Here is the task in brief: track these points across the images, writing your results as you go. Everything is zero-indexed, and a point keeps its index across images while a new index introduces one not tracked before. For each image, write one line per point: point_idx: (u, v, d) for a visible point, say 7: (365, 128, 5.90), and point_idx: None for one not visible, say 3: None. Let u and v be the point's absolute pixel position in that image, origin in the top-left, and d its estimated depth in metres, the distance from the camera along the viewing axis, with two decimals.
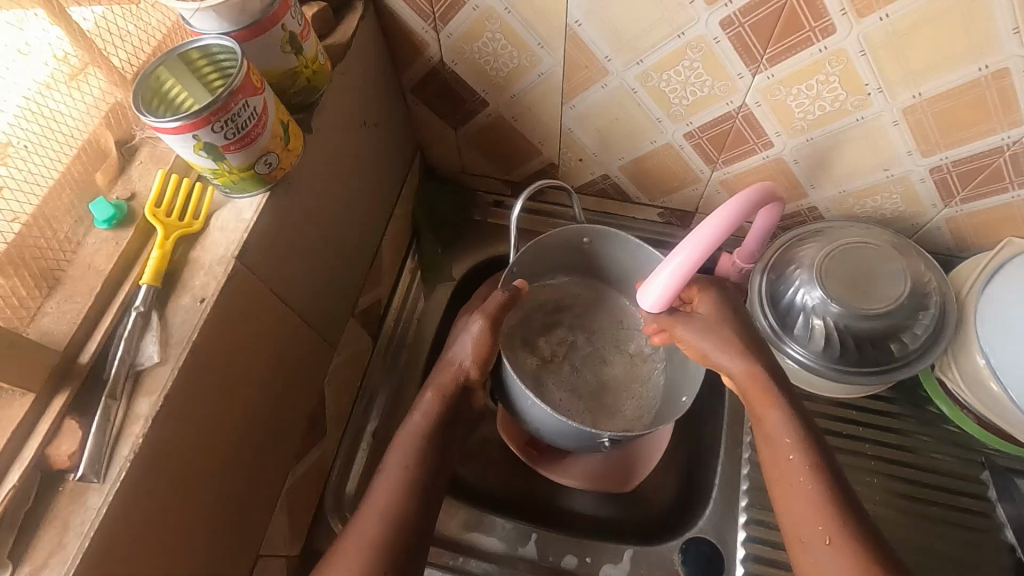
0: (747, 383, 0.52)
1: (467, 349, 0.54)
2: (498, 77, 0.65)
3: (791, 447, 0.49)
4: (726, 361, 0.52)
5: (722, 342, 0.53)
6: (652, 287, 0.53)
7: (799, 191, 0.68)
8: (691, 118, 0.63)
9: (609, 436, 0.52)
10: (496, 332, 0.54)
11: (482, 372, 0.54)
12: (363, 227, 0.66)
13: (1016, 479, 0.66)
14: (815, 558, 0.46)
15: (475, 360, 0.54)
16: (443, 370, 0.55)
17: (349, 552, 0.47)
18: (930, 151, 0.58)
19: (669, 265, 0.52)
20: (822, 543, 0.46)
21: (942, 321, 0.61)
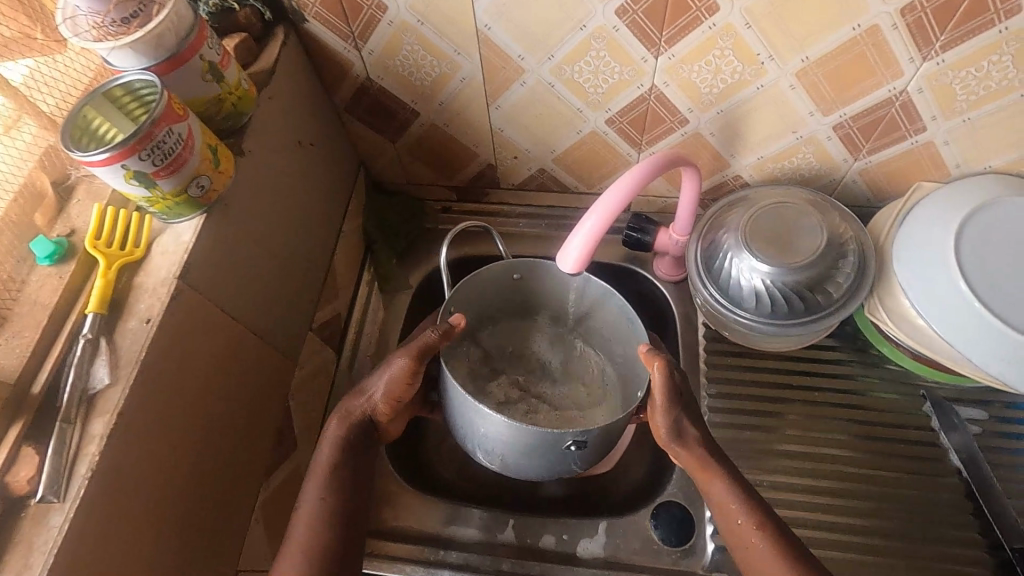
0: (691, 462, 0.57)
1: (381, 383, 0.56)
2: (423, 87, 0.68)
3: (739, 512, 0.54)
4: (719, 491, 0.55)
5: (725, 481, 0.55)
6: (569, 249, 0.55)
7: (722, 162, 0.72)
8: (609, 104, 0.67)
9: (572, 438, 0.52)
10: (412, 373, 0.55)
11: (388, 407, 0.56)
12: (311, 244, 0.69)
13: (955, 406, 0.70)
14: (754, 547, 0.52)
15: (385, 394, 0.56)
16: (354, 401, 0.57)
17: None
18: (829, 109, 0.63)
19: (579, 232, 0.55)
20: (744, 526, 0.53)
21: (862, 267, 0.65)
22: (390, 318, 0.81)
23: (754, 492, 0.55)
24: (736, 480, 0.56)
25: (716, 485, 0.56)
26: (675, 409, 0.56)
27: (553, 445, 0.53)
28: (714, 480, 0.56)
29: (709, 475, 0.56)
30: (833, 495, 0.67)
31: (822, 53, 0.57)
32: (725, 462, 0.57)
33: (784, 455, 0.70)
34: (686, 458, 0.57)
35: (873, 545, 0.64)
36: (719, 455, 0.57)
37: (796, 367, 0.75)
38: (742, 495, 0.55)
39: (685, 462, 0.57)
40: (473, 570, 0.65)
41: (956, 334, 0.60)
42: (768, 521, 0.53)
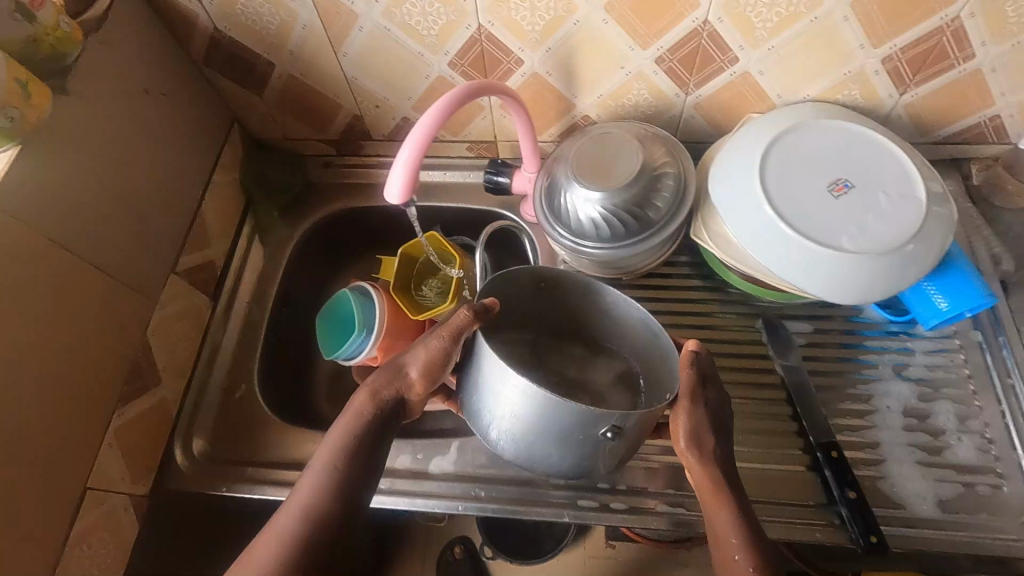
0: (703, 481, 0.56)
1: (416, 366, 0.54)
2: (270, 36, 0.71)
3: (737, 546, 0.53)
4: (719, 523, 0.54)
5: (733, 517, 0.54)
6: (394, 172, 0.56)
7: (567, 102, 0.76)
8: (446, 47, 0.70)
9: (609, 426, 0.49)
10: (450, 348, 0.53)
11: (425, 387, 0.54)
12: (170, 191, 0.72)
13: (784, 322, 0.75)
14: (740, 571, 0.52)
15: (420, 375, 0.54)
16: (387, 373, 0.55)
17: (255, 557, 0.47)
18: (645, 43, 0.67)
19: (402, 155, 0.56)
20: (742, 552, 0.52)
21: (682, 191, 0.69)
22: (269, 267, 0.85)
23: (758, 529, 0.54)
24: (745, 520, 0.54)
25: (720, 511, 0.55)
26: (694, 415, 0.55)
27: (585, 432, 0.50)
28: (721, 510, 0.54)
29: (719, 500, 0.55)
30: None
31: None
32: (737, 493, 0.55)
33: None
34: (697, 475, 0.56)
35: None
36: (734, 482, 0.56)
37: (644, 293, 0.79)
38: (744, 528, 0.53)
39: (698, 481, 0.56)
40: None
41: (759, 245, 0.64)
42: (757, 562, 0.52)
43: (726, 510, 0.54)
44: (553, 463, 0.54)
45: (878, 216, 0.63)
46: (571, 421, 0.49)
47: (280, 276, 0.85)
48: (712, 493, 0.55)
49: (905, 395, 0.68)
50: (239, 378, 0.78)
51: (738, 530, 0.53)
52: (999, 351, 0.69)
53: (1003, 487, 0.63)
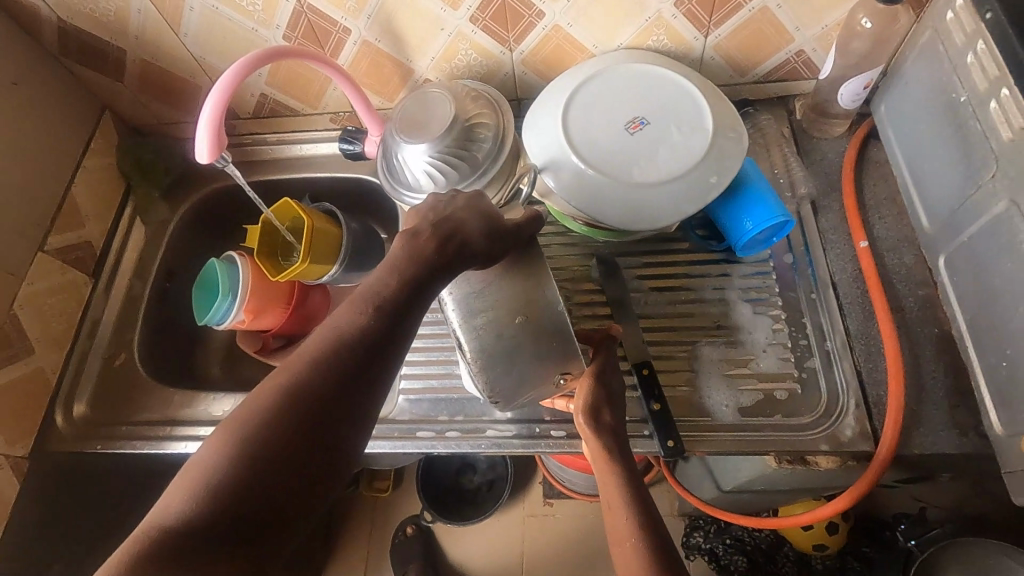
0: (600, 451, 0.59)
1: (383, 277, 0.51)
2: (111, 22, 0.76)
3: (625, 506, 0.54)
4: (612, 488, 0.57)
5: (625, 487, 0.56)
6: (200, 138, 0.61)
7: (404, 66, 0.81)
8: (275, 21, 0.75)
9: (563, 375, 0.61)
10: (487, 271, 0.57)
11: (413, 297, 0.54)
12: (31, 174, 0.77)
13: (617, 258, 0.79)
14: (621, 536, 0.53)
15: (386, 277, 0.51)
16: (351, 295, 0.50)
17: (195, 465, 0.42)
18: (453, 3, 0.72)
19: (204, 119, 0.61)
20: (623, 510, 0.54)
21: (501, 135, 0.73)
22: (150, 245, 0.90)
23: (646, 494, 0.56)
24: (634, 486, 0.56)
25: (615, 478, 0.57)
26: (595, 388, 0.62)
27: (547, 374, 0.61)
28: (615, 478, 0.57)
29: (606, 466, 0.58)
30: None
31: None
32: (626, 460, 0.58)
33: None
34: (594, 446, 0.60)
35: None
36: (622, 447, 0.59)
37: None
38: (627, 489, 0.56)
39: (593, 449, 0.60)
40: (197, 438, 0.76)
41: (560, 182, 0.69)
42: (642, 519, 0.53)
43: (623, 478, 0.57)
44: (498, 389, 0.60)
45: (668, 148, 0.67)
46: (536, 362, 0.60)
47: (161, 253, 0.90)
48: (604, 462, 0.59)
49: (721, 318, 0.73)
50: (118, 347, 0.83)
51: (639, 493, 0.55)
52: (806, 270, 0.74)
53: (799, 391, 0.68)
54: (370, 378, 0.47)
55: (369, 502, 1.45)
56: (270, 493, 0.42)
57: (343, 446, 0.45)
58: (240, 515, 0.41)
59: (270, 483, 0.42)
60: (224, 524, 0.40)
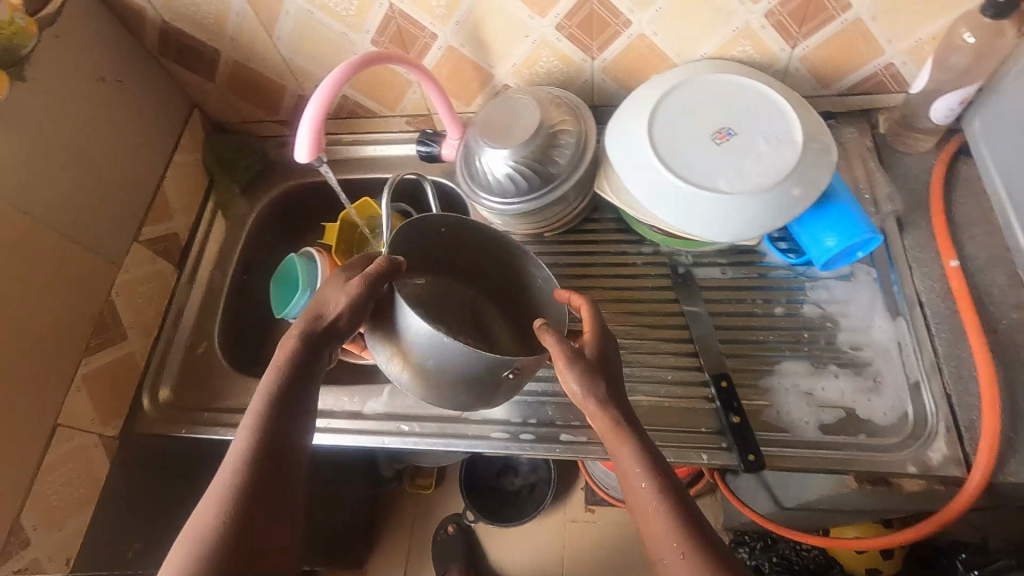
0: (604, 423, 0.54)
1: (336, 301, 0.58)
2: (211, 24, 0.79)
3: (645, 483, 0.50)
4: (627, 466, 0.52)
5: (643, 457, 0.51)
6: (301, 137, 0.64)
7: (485, 72, 0.83)
8: (365, 25, 0.77)
9: (511, 368, 0.57)
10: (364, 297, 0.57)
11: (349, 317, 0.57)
12: (129, 167, 0.81)
13: (694, 270, 0.79)
14: (661, 553, 0.47)
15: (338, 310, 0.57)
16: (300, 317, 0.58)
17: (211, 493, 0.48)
18: (542, 11, 0.73)
19: (306, 119, 0.64)
20: (647, 491, 0.50)
21: (584, 144, 0.74)
22: (230, 238, 0.94)
23: (663, 462, 0.52)
24: (650, 455, 0.52)
25: (626, 455, 0.52)
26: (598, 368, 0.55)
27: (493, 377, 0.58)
28: (630, 449, 0.52)
29: (620, 440, 0.53)
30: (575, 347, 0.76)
31: None
32: (639, 430, 0.54)
33: None
34: (597, 420, 0.54)
35: None
36: (633, 421, 0.54)
37: (564, 248, 0.84)
38: (652, 466, 0.51)
39: (598, 425, 0.54)
40: None
41: (644, 189, 0.69)
42: (668, 495, 0.49)
43: (648, 482, 0.50)
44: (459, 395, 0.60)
45: (754, 158, 0.67)
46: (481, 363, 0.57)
47: (240, 247, 0.94)
48: (613, 438, 0.53)
49: (800, 333, 0.73)
50: (201, 336, 0.86)
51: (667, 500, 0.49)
52: (890, 286, 0.73)
53: (878, 407, 0.67)
54: (272, 387, 0.53)
55: (413, 497, 1.47)
56: (267, 492, 0.48)
57: (280, 441, 0.51)
58: (241, 536, 0.46)
59: (258, 501, 0.47)
60: (230, 539, 0.45)
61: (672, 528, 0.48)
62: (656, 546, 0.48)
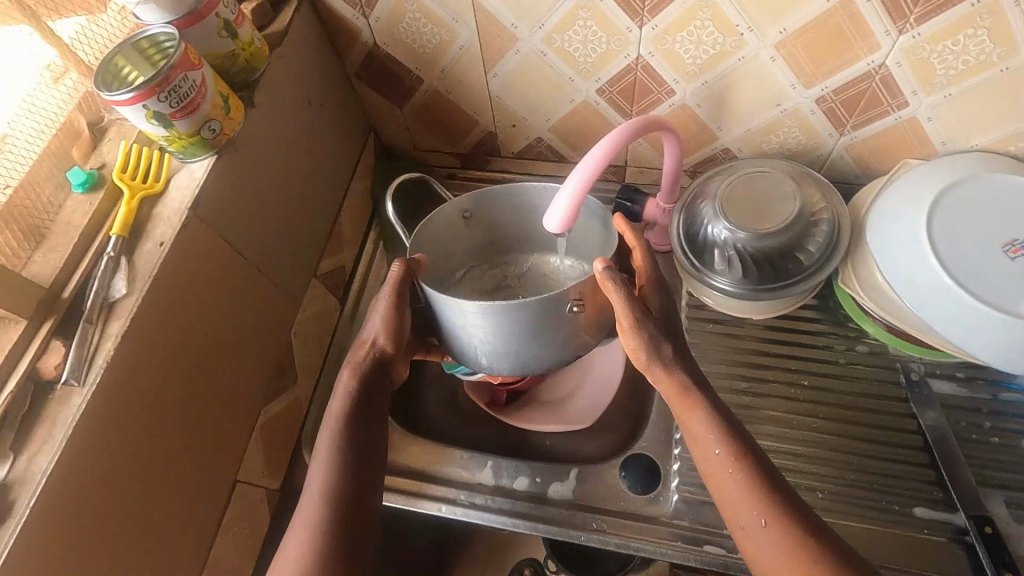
0: (674, 391, 0.56)
1: (378, 325, 0.60)
2: (426, 54, 0.73)
3: (716, 442, 0.54)
4: (706, 435, 0.55)
5: (717, 427, 0.55)
6: (555, 210, 0.58)
7: (710, 134, 0.75)
8: (599, 74, 0.70)
9: (571, 300, 0.53)
10: (400, 305, 0.59)
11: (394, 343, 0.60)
12: (318, 196, 0.75)
13: (930, 381, 0.72)
14: (754, 540, 0.51)
15: (384, 330, 0.60)
16: (359, 350, 0.61)
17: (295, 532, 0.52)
18: (810, 82, 0.65)
19: (565, 192, 0.57)
20: (731, 470, 0.53)
21: (836, 237, 0.66)
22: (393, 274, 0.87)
23: (737, 426, 0.55)
24: (722, 416, 0.55)
25: (699, 411, 0.55)
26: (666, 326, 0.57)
27: (553, 313, 0.53)
28: (700, 414, 0.55)
29: (692, 407, 0.56)
30: (797, 455, 0.70)
31: (799, 24, 0.59)
32: (710, 395, 0.57)
33: (749, 415, 0.73)
34: (658, 375, 0.57)
35: (833, 504, 0.67)
36: (700, 385, 0.57)
37: (773, 338, 0.77)
38: (719, 419, 0.55)
39: (663, 385, 0.57)
40: (450, 503, 0.71)
41: (920, 302, 0.62)
42: (746, 455, 0.53)
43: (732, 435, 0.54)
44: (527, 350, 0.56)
45: None
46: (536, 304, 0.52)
47: None
48: (675, 390, 0.56)
49: None
50: None
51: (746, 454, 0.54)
52: None
53: None
54: (337, 416, 0.57)
55: None
56: (367, 462, 0.56)
57: (364, 482, 0.55)
58: (339, 546, 0.51)
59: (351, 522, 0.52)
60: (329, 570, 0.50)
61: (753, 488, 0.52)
62: (737, 517, 0.52)
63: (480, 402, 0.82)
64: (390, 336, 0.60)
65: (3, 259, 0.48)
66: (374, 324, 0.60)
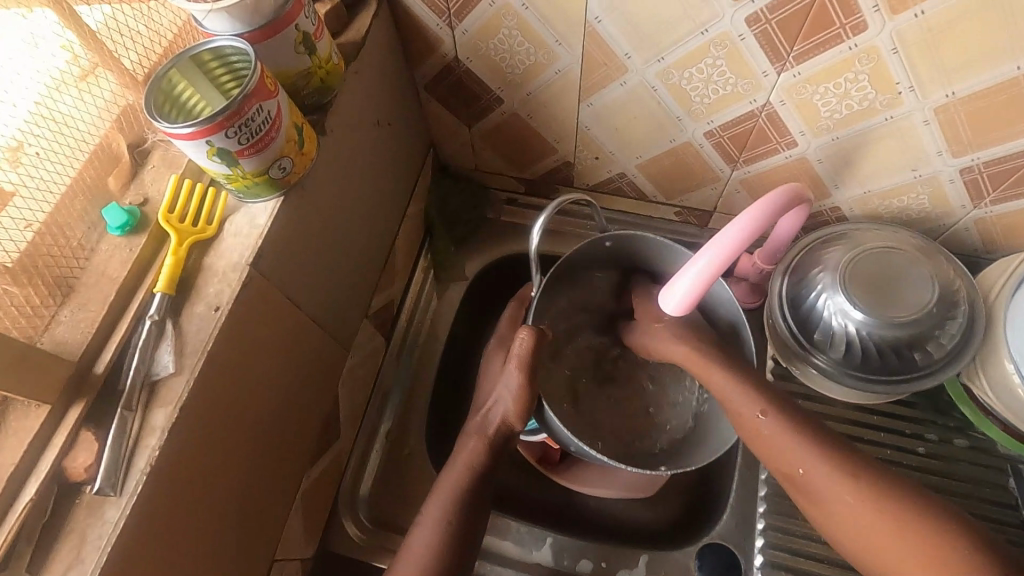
0: (768, 428, 0.53)
1: (507, 402, 0.54)
2: (513, 75, 0.63)
3: (818, 468, 0.51)
4: (808, 457, 0.51)
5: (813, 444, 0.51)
6: (679, 286, 0.52)
7: (822, 191, 0.67)
8: (712, 116, 0.61)
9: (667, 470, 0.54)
10: (531, 382, 0.54)
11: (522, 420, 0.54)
12: (376, 227, 0.65)
13: None
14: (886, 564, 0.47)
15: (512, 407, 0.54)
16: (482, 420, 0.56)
17: None
18: (960, 151, 0.56)
19: (692, 269, 0.51)
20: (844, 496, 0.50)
21: (969, 331, 0.59)
22: (444, 309, 0.78)
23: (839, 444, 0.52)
24: (820, 440, 0.52)
25: (794, 441, 0.52)
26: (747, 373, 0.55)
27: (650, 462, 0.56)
28: (797, 442, 0.52)
29: (783, 436, 0.52)
30: None
31: (972, 89, 0.51)
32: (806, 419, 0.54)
33: None
34: (747, 417, 0.53)
35: None
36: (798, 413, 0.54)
37: (863, 422, 0.68)
38: (815, 443, 0.52)
39: (747, 427, 0.54)
40: None
41: None
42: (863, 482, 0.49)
43: (767, 420, 0.53)
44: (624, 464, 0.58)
45: None
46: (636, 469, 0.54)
47: (454, 321, 0.78)
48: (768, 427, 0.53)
49: None
50: (407, 433, 0.71)
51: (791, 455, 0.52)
52: None
53: None
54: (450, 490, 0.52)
55: None
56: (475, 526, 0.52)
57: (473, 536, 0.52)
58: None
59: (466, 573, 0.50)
60: None
61: (831, 486, 0.50)
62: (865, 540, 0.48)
63: (532, 461, 0.71)
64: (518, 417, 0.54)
65: (22, 321, 0.39)
66: (501, 400, 0.55)
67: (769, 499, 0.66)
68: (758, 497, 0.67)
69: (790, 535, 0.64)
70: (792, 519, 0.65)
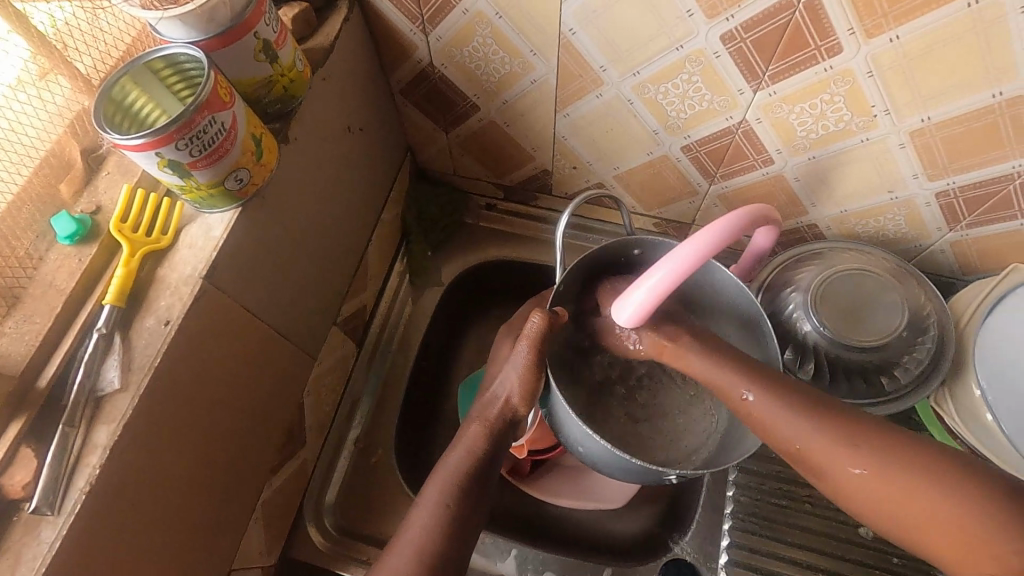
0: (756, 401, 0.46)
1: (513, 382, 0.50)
2: (489, 83, 0.62)
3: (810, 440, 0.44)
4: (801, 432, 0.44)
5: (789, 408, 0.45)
6: (634, 294, 0.48)
7: (799, 208, 0.66)
8: (689, 131, 0.60)
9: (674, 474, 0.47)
10: (541, 364, 0.50)
11: (528, 406, 0.50)
12: (347, 233, 0.64)
13: None
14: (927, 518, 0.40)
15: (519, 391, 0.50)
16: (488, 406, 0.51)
17: None
18: (936, 175, 0.56)
19: (650, 279, 0.47)
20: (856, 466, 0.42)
21: (938, 357, 0.59)
22: (417, 315, 0.78)
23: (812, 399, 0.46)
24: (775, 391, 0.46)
25: (774, 414, 0.45)
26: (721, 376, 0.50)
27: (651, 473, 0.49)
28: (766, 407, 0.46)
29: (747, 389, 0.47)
30: None
31: (947, 115, 0.50)
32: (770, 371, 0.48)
33: (799, 528, 0.65)
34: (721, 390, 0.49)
35: None
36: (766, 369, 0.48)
37: None
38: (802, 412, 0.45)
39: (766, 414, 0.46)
40: None
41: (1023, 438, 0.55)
42: (864, 454, 0.42)
43: (757, 398, 0.46)
44: (631, 477, 0.51)
45: None
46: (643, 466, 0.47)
47: (427, 328, 0.77)
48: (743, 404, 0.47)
49: None
50: (375, 441, 0.71)
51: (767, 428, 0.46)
52: None
53: None
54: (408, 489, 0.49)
55: None
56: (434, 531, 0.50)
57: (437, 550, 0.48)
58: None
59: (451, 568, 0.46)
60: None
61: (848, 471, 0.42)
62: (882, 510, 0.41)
63: (501, 470, 0.71)
64: (524, 401, 0.50)
65: None
66: (506, 382, 0.51)
67: (735, 517, 0.66)
68: (724, 513, 0.66)
69: (752, 553, 0.64)
70: (757, 538, 0.65)
